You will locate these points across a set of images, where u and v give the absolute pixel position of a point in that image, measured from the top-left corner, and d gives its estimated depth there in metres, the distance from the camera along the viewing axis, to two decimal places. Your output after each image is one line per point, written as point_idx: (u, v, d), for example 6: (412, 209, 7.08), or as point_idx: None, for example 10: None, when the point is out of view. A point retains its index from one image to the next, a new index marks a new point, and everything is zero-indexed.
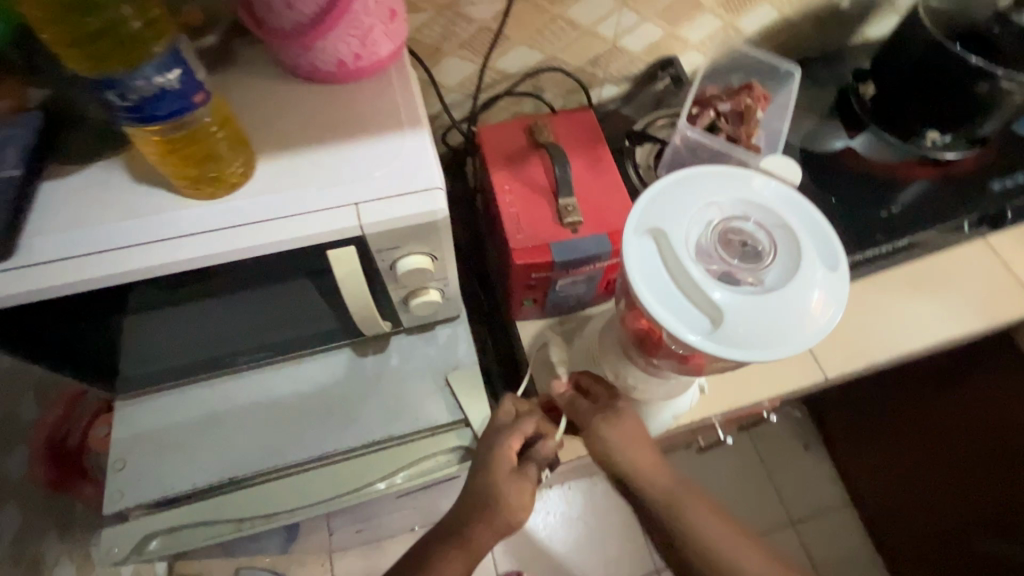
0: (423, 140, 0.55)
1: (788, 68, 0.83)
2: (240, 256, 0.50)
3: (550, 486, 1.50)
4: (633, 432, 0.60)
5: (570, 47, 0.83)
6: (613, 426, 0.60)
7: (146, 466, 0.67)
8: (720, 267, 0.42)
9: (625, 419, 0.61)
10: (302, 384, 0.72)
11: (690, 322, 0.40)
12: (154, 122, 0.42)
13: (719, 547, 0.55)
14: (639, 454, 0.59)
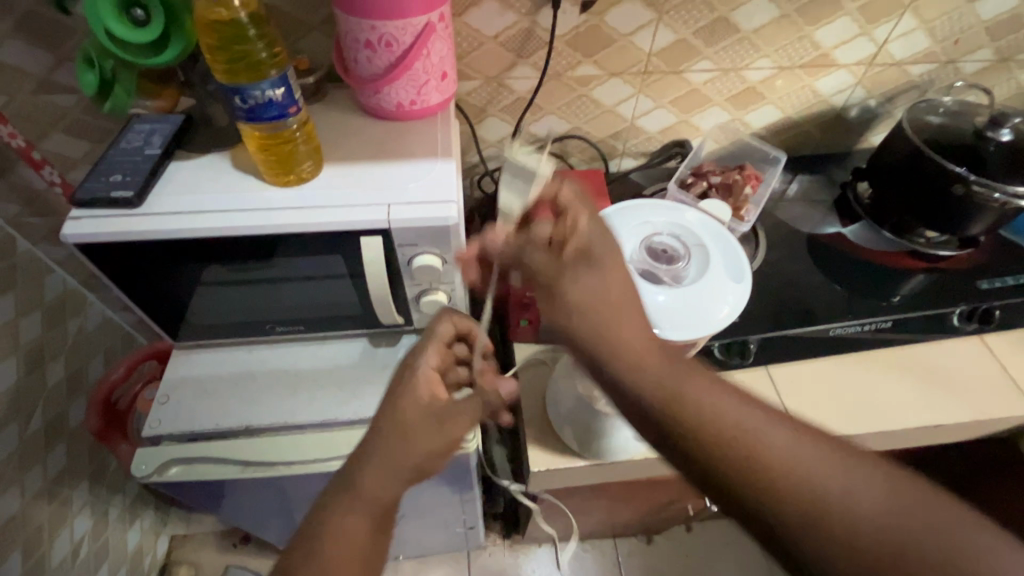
0: (450, 166, 0.71)
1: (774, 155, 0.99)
2: (296, 229, 0.65)
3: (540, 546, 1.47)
4: (596, 280, 0.50)
5: (594, 121, 0.99)
6: (576, 272, 0.51)
7: (182, 404, 0.79)
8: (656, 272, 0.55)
9: (589, 266, 0.51)
10: (322, 360, 0.84)
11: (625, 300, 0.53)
12: (260, 121, 0.59)
13: (731, 413, 0.41)
14: (606, 306, 0.49)
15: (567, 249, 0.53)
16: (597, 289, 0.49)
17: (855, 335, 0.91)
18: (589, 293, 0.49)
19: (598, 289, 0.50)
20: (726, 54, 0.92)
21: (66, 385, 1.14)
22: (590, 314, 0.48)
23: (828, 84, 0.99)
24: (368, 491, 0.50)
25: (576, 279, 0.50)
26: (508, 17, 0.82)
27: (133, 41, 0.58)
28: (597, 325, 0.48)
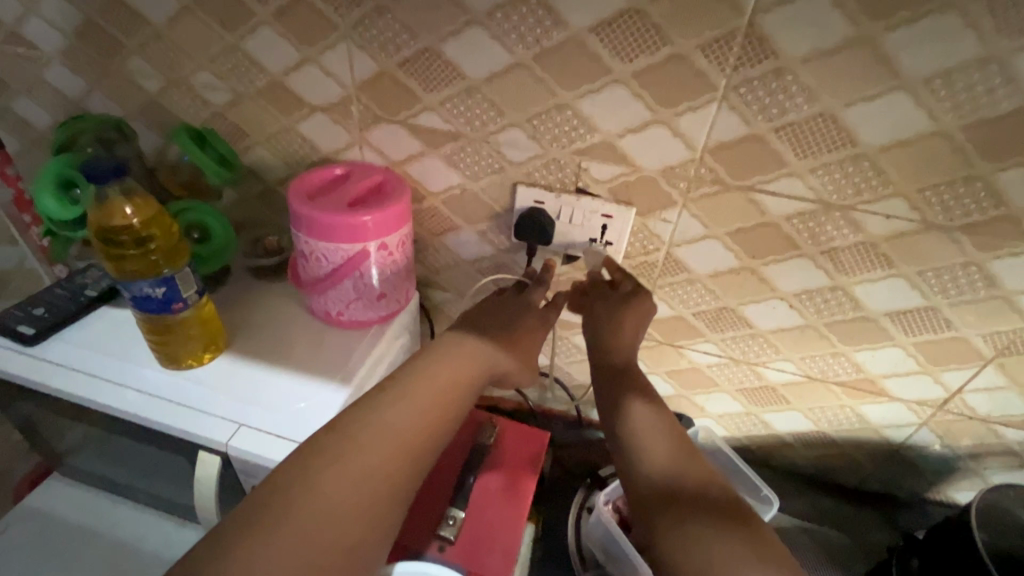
0: (338, 397, 0.63)
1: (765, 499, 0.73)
2: (142, 420, 0.60)
3: None
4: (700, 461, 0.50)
5: (575, 365, 0.87)
6: (662, 439, 0.52)
7: (13, 543, 0.74)
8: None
9: (688, 459, 0.50)
10: (165, 545, 0.74)
11: None
12: (141, 310, 0.57)
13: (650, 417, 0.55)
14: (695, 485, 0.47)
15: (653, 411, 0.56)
16: (673, 449, 0.51)
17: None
18: (658, 444, 0.52)
19: (685, 455, 0.50)
20: (735, 344, 0.77)
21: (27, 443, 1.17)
22: (645, 452, 0.51)
23: (878, 413, 0.77)
24: (428, 391, 0.53)
25: (652, 424, 0.54)
26: (486, 249, 0.77)
27: (59, 217, 0.60)
28: (670, 470, 0.49)
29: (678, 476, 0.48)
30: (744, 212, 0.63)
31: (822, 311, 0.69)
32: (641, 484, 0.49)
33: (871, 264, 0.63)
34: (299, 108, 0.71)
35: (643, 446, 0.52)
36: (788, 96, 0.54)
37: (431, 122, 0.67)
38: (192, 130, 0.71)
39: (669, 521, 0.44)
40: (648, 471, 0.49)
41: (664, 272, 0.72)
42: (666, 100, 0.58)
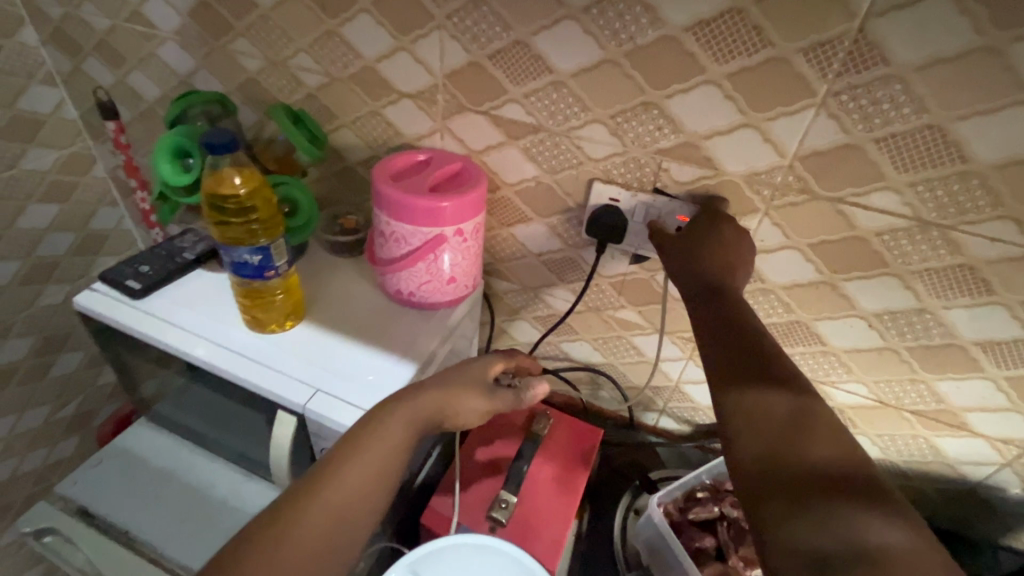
0: (406, 373, 0.66)
1: None
2: (229, 376, 0.65)
3: None
4: (838, 431, 0.42)
5: (631, 365, 0.87)
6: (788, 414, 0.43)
7: (104, 475, 0.82)
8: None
9: (815, 432, 0.41)
10: (236, 495, 0.80)
11: None
12: (237, 274, 0.62)
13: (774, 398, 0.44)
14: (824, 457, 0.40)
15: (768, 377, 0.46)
16: (800, 423, 0.42)
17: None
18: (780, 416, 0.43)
19: (818, 427, 0.41)
20: (803, 360, 0.74)
21: (111, 389, 1.28)
22: (765, 434, 0.42)
23: (955, 447, 0.73)
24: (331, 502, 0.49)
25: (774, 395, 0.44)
26: (555, 242, 0.78)
27: (172, 182, 0.66)
28: (794, 444, 0.41)
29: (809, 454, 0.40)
30: (831, 224, 0.61)
31: (904, 334, 0.66)
32: (756, 461, 0.41)
33: (966, 289, 0.60)
34: (388, 94, 0.74)
35: (759, 423, 0.43)
36: (894, 105, 0.52)
37: (514, 114, 0.68)
38: (289, 109, 0.75)
39: (790, 501, 0.38)
40: (765, 446, 0.41)
41: None
42: (760, 103, 0.56)
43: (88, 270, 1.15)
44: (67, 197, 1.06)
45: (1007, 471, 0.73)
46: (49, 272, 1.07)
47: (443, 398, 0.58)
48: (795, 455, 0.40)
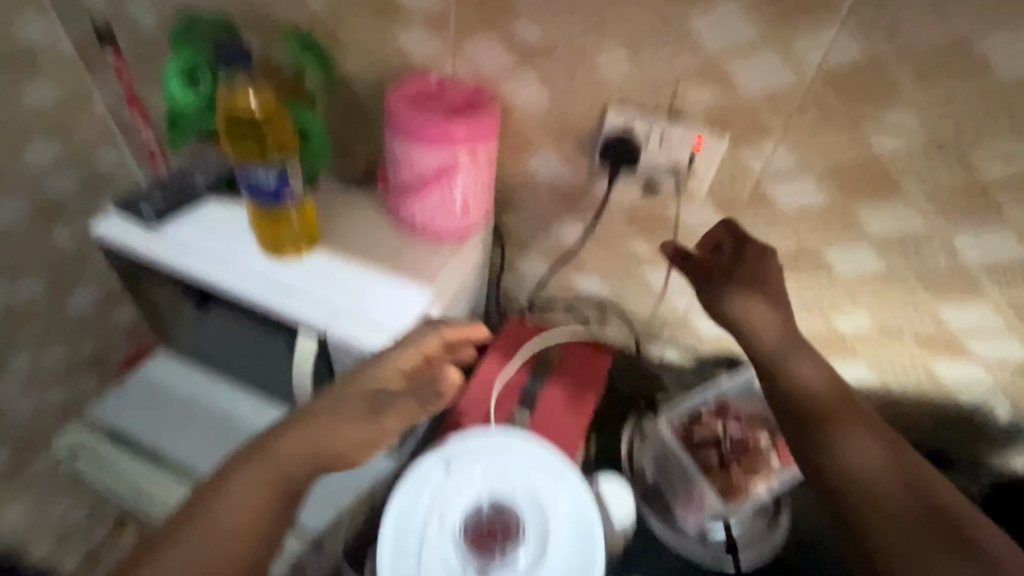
0: (422, 297, 0.68)
1: None
2: (249, 300, 0.66)
3: None
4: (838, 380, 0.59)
5: (639, 298, 0.89)
6: (871, 453, 0.52)
7: (130, 402, 0.85)
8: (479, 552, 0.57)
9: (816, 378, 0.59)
10: (258, 419, 0.83)
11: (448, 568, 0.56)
12: (254, 197, 0.62)
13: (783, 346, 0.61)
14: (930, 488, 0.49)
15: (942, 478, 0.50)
16: (885, 461, 0.51)
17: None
18: (808, 379, 0.58)
19: (929, 477, 0.50)
20: (810, 291, 0.76)
21: (127, 331, 1.31)
22: (795, 387, 0.58)
23: (951, 371, 0.76)
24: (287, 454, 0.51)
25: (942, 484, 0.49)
26: (567, 173, 0.78)
27: None
28: (902, 483, 0.49)
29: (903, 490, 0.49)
30: (847, 147, 0.61)
31: (911, 259, 0.68)
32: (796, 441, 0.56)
33: (977, 212, 0.61)
34: (397, 16, 0.72)
35: (792, 379, 0.59)
36: (922, 18, 0.51)
37: (528, 35, 0.67)
38: (298, 36, 0.75)
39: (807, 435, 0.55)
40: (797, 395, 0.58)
41: (747, 208, 0.71)
42: (784, 18, 0.55)
43: (94, 210, 1.15)
44: (69, 134, 1.05)
45: (998, 394, 0.76)
46: (56, 210, 1.07)
47: (335, 426, 0.54)
48: (809, 396, 0.57)
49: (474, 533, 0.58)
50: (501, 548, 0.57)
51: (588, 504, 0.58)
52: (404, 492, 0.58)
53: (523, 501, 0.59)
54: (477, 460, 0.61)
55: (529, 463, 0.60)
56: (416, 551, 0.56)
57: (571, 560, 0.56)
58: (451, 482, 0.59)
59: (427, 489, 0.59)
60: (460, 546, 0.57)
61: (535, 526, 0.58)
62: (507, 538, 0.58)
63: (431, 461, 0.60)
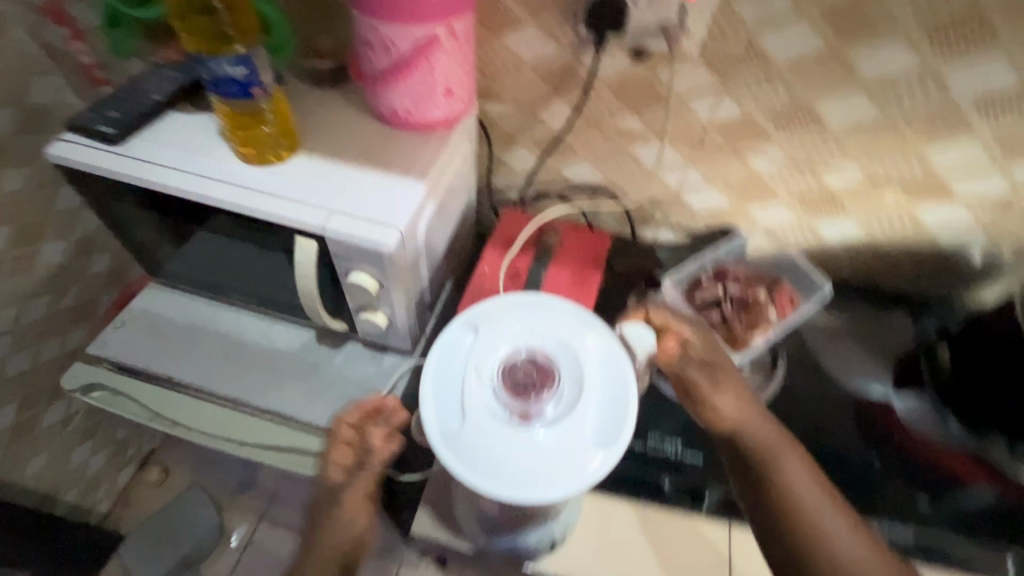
0: (417, 189, 0.66)
1: (820, 284, 0.77)
2: (240, 209, 0.64)
3: None
4: None
5: (631, 179, 0.88)
6: (793, 500, 0.56)
7: (131, 335, 0.84)
8: (518, 404, 0.52)
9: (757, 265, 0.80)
10: (267, 337, 0.84)
11: (481, 427, 0.51)
12: (223, 94, 0.59)
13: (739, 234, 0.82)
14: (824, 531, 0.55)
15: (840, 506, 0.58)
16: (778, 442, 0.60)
17: (891, 547, 0.72)
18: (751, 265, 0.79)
19: (838, 513, 0.56)
20: (802, 148, 0.76)
21: (105, 278, 1.26)
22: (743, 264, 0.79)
23: (935, 215, 0.80)
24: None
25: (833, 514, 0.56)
26: (550, 47, 0.73)
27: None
28: (816, 517, 0.56)
29: (815, 522, 0.55)
30: None
31: (904, 101, 0.68)
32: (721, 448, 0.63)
33: (972, 41, 0.60)
34: None
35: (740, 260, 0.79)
36: None
37: None
38: None
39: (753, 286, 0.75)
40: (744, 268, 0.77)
41: (739, 66, 0.69)
42: None
43: (39, 151, 1.06)
44: None
45: (975, 232, 0.81)
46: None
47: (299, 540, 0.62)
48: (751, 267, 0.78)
49: (509, 388, 0.53)
50: (539, 397, 0.53)
51: (615, 343, 0.55)
52: (435, 361, 0.54)
53: (551, 350, 0.55)
54: (502, 317, 0.57)
55: (558, 312, 0.57)
56: (458, 417, 0.52)
57: (608, 398, 0.53)
58: (478, 343, 0.55)
59: (456, 355, 0.55)
60: (497, 403, 0.53)
61: (568, 372, 0.54)
62: (544, 388, 0.54)
63: (456, 328, 0.57)
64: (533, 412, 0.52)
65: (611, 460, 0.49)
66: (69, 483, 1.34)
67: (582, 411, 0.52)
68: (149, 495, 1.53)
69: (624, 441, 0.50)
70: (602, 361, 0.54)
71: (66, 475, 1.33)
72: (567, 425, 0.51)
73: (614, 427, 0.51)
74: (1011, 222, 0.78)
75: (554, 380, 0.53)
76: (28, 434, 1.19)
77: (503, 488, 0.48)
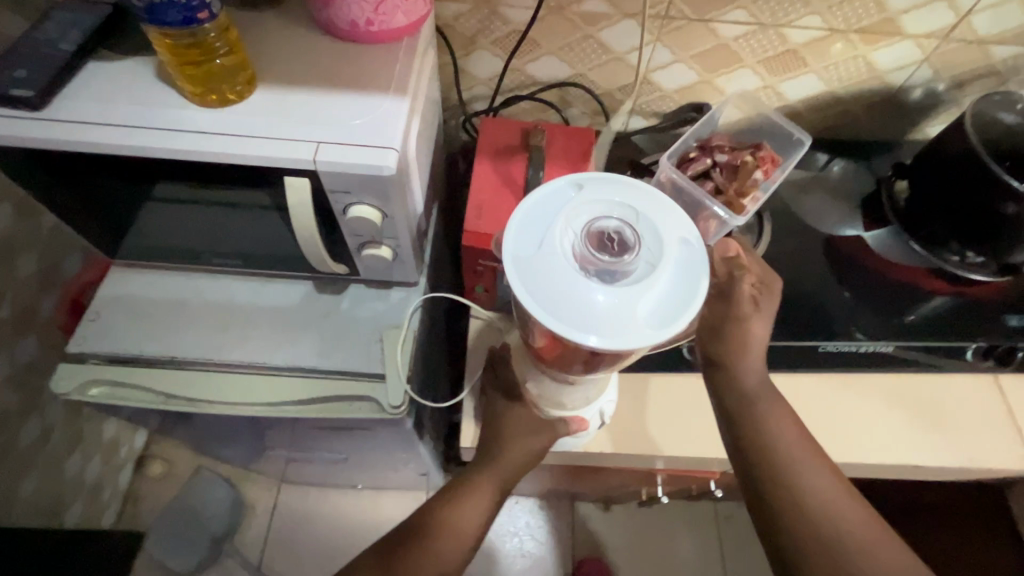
0: (400, 106, 0.62)
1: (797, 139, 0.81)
2: (214, 159, 0.59)
3: (523, 500, 1.40)
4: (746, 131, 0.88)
5: (600, 69, 0.86)
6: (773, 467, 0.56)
7: (110, 324, 0.78)
8: (592, 251, 0.48)
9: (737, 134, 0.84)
10: (263, 298, 0.81)
11: (549, 268, 0.49)
12: (163, 23, 0.53)
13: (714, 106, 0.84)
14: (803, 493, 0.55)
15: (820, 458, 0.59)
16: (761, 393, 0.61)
17: (877, 362, 0.82)
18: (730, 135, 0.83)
19: (820, 466, 0.57)
20: (766, 4, 0.76)
21: (40, 279, 1.13)
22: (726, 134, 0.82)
23: (887, 55, 0.84)
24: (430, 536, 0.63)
25: (817, 472, 0.56)
26: None
27: None
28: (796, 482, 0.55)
29: (798, 484, 0.55)
30: None
31: None
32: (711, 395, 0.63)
33: None
34: None
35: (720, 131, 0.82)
36: None
37: None
38: None
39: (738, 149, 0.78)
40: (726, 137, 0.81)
41: None
42: None
43: None
44: None
45: (922, 68, 0.86)
46: None
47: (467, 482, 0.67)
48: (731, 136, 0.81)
49: (591, 236, 0.49)
50: (615, 256, 0.48)
51: (700, 250, 0.50)
52: (531, 204, 0.53)
53: (644, 226, 0.51)
54: (603, 186, 0.53)
55: (652, 200, 0.53)
56: (535, 248, 0.50)
57: (674, 290, 0.48)
58: (578, 197, 0.52)
59: (553, 203, 0.53)
60: (571, 248, 0.49)
61: (648, 251, 0.49)
62: (625, 250, 0.49)
63: (560, 184, 0.54)
64: (603, 267, 0.48)
65: (654, 339, 0.46)
66: (69, 494, 1.29)
67: (650, 286, 0.48)
68: (157, 488, 1.50)
69: (676, 329, 0.47)
70: (686, 259, 0.50)
71: (64, 486, 1.27)
72: (635, 290, 0.47)
73: (673, 316, 0.47)
74: (953, 52, 0.84)
75: (636, 248, 0.49)
76: (10, 457, 1.12)
77: (545, 318, 0.47)
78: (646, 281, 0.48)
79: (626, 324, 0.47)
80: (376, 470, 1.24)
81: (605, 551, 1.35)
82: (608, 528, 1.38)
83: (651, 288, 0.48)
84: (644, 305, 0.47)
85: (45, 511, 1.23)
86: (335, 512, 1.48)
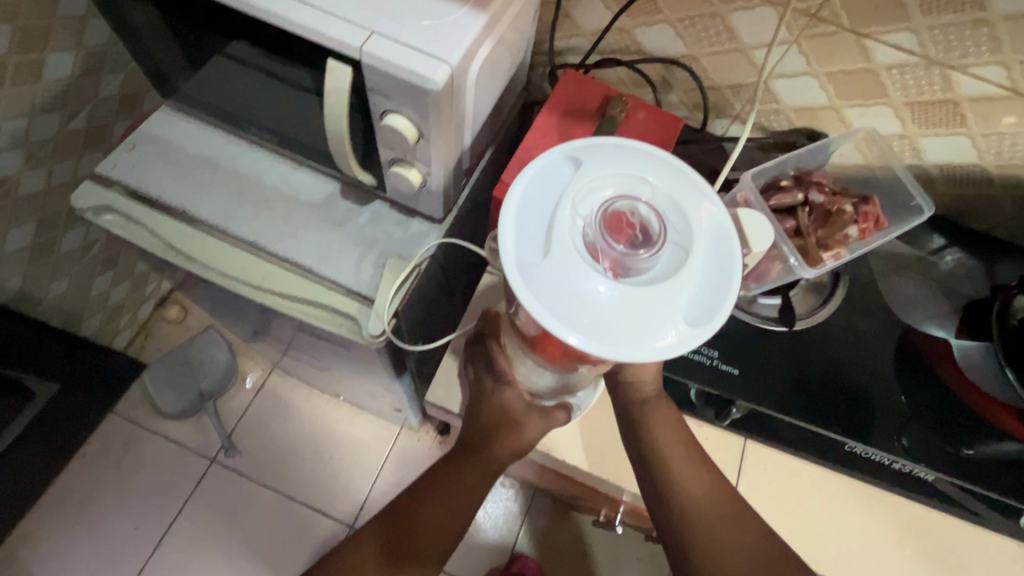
0: (473, 21, 0.55)
1: (918, 205, 0.67)
2: (266, 18, 0.55)
3: None
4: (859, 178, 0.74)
5: (716, 57, 0.75)
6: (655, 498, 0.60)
7: (142, 159, 0.78)
8: (610, 246, 0.41)
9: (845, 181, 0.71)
10: (288, 183, 0.78)
11: (566, 273, 0.41)
12: None
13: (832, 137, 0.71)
14: (680, 517, 0.58)
15: (713, 479, 0.59)
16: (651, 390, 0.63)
17: (903, 482, 0.70)
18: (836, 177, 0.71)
19: (701, 472, 0.59)
20: (943, 36, 0.62)
21: (118, 103, 1.14)
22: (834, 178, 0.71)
23: None
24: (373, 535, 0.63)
25: (696, 479, 0.59)
26: None
27: None
28: (683, 532, 0.57)
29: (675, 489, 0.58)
30: None
31: None
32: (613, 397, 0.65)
33: None
34: None
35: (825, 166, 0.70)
36: None
37: None
38: None
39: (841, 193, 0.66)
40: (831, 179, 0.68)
41: None
42: None
43: None
44: None
45: None
46: None
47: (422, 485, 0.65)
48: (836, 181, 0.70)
49: (605, 224, 0.42)
50: (636, 248, 0.42)
51: (729, 221, 0.45)
52: (525, 188, 0.45)
53: (664, 205, 0.44)
54: (607, 154, 0.46)
55: (672, 170, 0.46)
56: (541, 250, 0.43)
57: (709, 273, 0.43)
58: (582, 175, 0.44)
59: (552, 185, 0.45)
60: (588, 245, 0.42)
61: (674, 234, 0.43)
62: (648, 238, 0.43)
63: (554, 161, 0.46)
64: (630, 264, 0.42)
65: (699, 338, 0.42)
66: (92, 308, 1.36)
67: (684, 277, 0.42)
68: (170, 331, 1.58)
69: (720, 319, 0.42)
70: (714, 242, 0.44)
71: (90, 298, 1.35)
72: (668, 286, 0.42)
73: (713, 312, 0.42)
74: None
75: (660, 233, 0.42)
76: (48, 255, 1.18)
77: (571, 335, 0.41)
78: (675, 275, 0.42)
79: (662, 330, 0.41)
80: (357, 389, 1.24)
81: (546, 548, 1.30)
82: (558, 530, 1.32)
83: (684, 287, 0.42)
84: (681, 302, 0.42)
85: (66, 314, 1.30)
86: (311, 411, 1.52)
